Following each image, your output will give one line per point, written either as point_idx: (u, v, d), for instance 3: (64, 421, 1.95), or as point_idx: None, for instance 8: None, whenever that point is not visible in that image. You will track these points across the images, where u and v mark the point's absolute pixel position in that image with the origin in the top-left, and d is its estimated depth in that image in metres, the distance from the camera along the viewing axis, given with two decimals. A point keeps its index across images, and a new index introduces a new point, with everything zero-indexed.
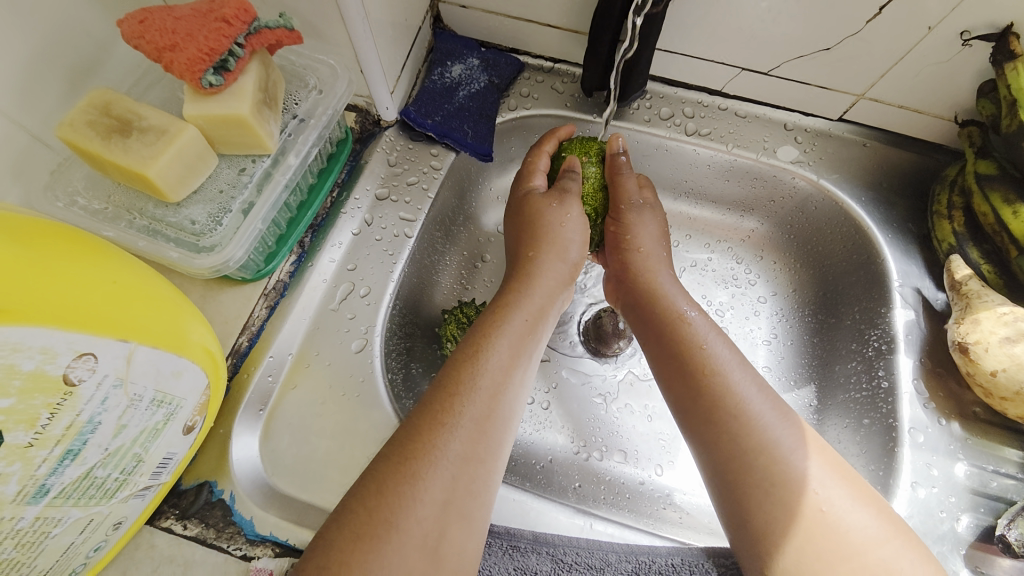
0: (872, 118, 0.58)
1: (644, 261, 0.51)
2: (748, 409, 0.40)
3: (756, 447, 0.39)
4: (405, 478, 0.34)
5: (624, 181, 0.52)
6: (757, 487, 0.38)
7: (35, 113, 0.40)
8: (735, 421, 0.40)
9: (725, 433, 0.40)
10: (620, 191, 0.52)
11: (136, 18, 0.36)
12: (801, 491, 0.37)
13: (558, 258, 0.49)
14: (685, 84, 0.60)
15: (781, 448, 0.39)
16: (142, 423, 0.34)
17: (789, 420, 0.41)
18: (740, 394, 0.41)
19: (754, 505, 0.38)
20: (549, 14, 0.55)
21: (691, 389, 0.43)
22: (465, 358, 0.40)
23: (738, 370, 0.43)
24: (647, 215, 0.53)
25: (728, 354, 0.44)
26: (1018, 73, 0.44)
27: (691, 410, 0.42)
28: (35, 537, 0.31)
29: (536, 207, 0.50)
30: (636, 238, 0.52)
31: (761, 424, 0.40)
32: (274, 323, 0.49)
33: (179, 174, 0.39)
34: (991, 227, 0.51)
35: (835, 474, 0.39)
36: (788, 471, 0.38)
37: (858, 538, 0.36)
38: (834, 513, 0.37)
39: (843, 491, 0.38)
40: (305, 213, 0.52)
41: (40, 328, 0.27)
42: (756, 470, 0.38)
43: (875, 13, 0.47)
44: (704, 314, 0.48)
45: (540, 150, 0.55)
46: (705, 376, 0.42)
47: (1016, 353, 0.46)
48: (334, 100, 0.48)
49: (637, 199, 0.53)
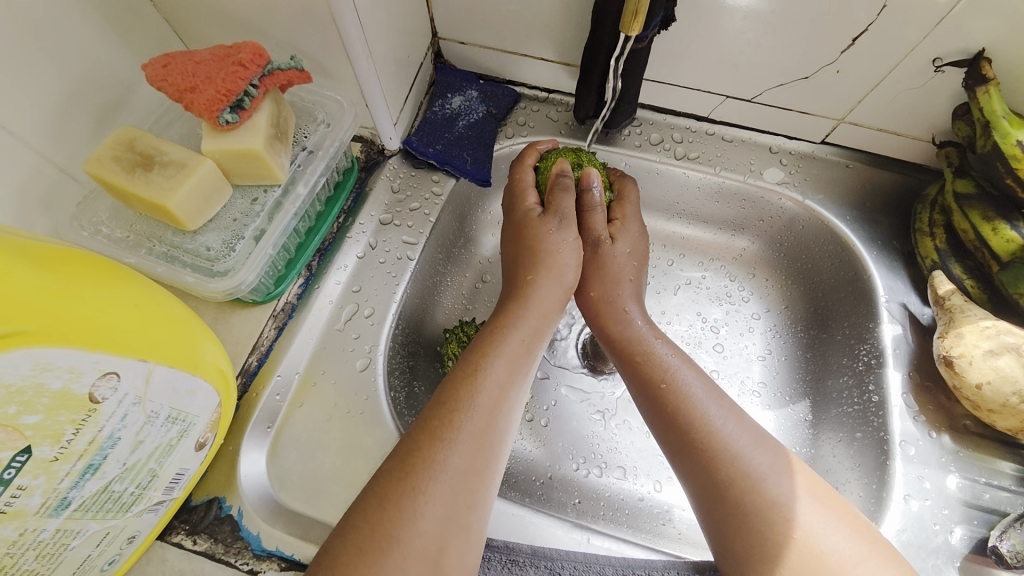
0: (854, 142, 0.60)
1: (595, 304, 0.52)
2: (719, 437, 0.42)
3: (730, 475, 0.40)
4: (405, 491, 0.35)
5: (592, 218, 0.53)
6: (735, 514, 0.39)
7: (64, 149, 0.43)
8: (710, 449, 0.41)
9: (702, 460, 0.41)
10: (586, 229, 0.53)
11: (159, 63, 0.40)
12: (777, 518, 0.38)
13: (556, 281, 0.50)
14: (673, 111, 0.63)
15: (753, 476, 0.40)
16: (158, 439, 0.36)
17: (762, 446, 0.42)
18: (713, 423, 0.43)
19: (734, 530, 0.39)
20: (543, 48, 0.59)
21: (666, 415, 0.44)
22: (463, 376, 0.41)
23: (707, 404, 0.44)
24: (618, 248, 0.53)
25: (694, 384, 0.45)
26: (990, 97, 0.47)
27: (669, 434, 0.44)
28: (55, 549, 0.33)
29: (534, 230, 0.51)
30: (588, 282, 0.53)
31: (733, 454, 0.41)
32: (282, 343, 0.51)
33: (196, 205, 0.42)
34: (972, 243, 0.52)
35: (810, 498, 0.40)
36: (763, 499, 0.39)
37: (834, 561, 0.37)
38: (809, 538, 0.38)
39: (818, 514, 0.39)
40: (313, 238, 0.55)
41: (69, 350, 0.29)
42: (734, 498, 0.39)
43: (848, 44, 0.49)
44: (671, 345, 0.49)
45: (524, 164, 0.55)
46: (680, 408, 0.44)
47: (1000, 365, 0.47)
48: (341, 132, 0.51)
49: (602, 235, 0.53)
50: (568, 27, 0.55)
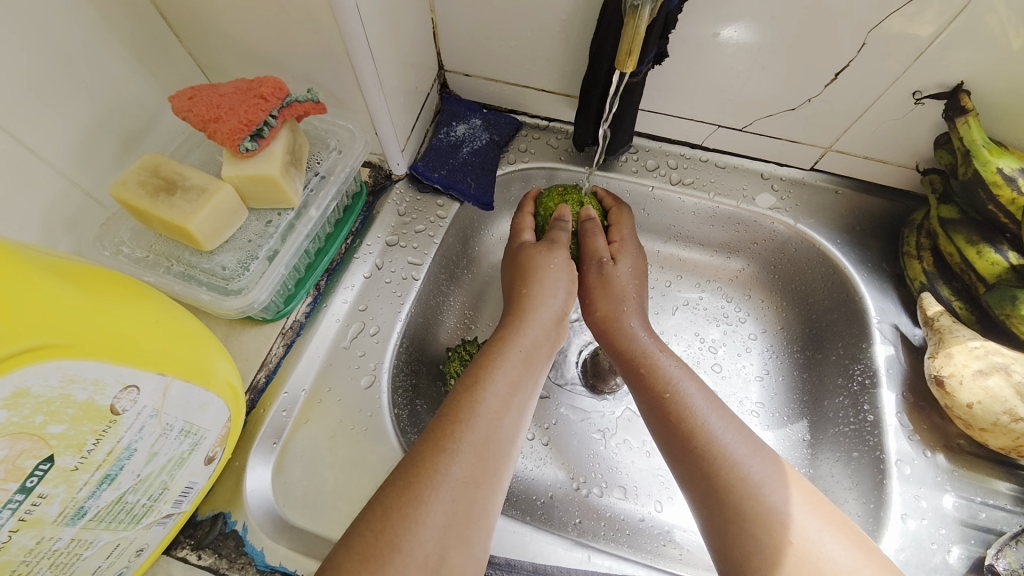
0: (842, 169, 0.63)
1: (605, 316, 0.54)
2: (720, 445, 0.43)
3: (729, 480, 0.41)
4: (409, 501, 0.36)
5: (592, 240, 0.55)
6: (734, 520, 0.40)
7: (89, 173, 0.45)
8: (709, 456, 0.43)
9: (702, 468, 0.42)
10: (589, 250, 0.55)
11: (186, 95, 0.42)
12: (773, 524, 0.39)
13: (551, 298, 0.51)
14: (668, 139, 0.66)
15: (751, 482, 0.41)
16: (171, 451, 0.38)
17: (762, 454, 0.43)
18: (710, 431, 0.44)
19: (734, 537, 0.39)
20: (543, 80, 0.62)
21: (668, 426, 0.46)
22: (464, 390, 0.43)
23: (709, 414, 0.45)
24: (621, 267, 0.55)
25: (696, 396, 0.46)
26: (969, 127, 0.49)
27: (671, 444, 0.45)
28: (68, 559, 0.34)
29: (527, 254, 0.54)
30: (594, 301, 0.55)
31: (730, 461, 0.42)
32: (289, 360, 0.53)
33: (215, 226, 0.44)
34: (958, 266, 0.54)
35: (810, 506, 0.41)
36: (760, 503, 0.40)
37: (831, 567, 0.37)
38: (807, 544, 0.38)
39: (815, 522, 0.39)
40: (322, 258, 0.57)
41: (95, 361, 0.31)
42: (730, 503, 0.40)
43: (832, 78, 0.52)
44: (673, 356, 0.50)
45: (523, 212, 0.59)
46: (683, 415, 0.45)
47: (989, 385, 0.49)
48: (351, 158, 0.53)
49: (604, 256, 0.55)
50: (567, 61, 0.58)
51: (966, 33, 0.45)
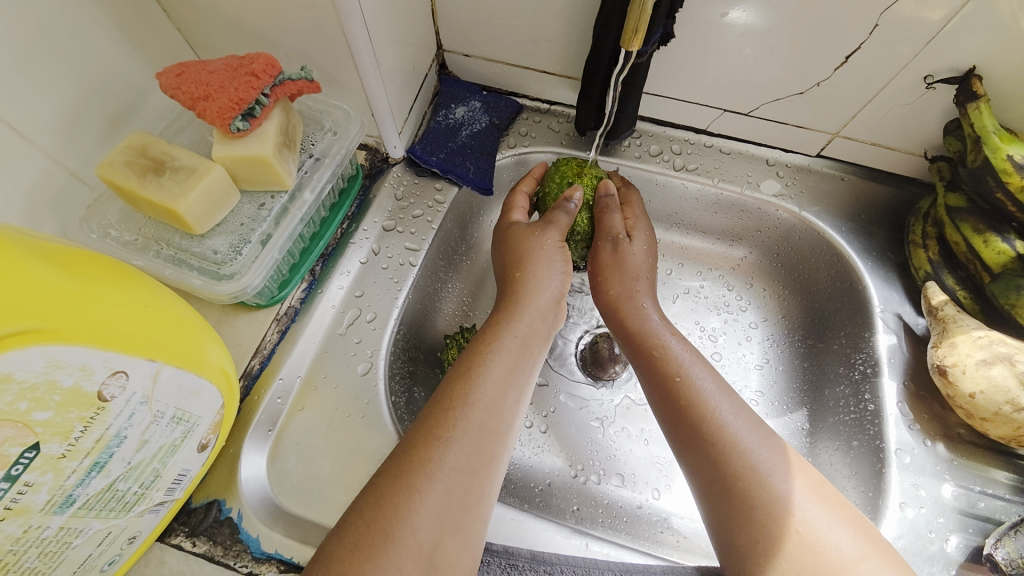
0: (848, 155, 0.62)
1: (619, 290, 0.53)
2: (731, 434, 0.42)
3: (738, 469, 0.41)
4: (401, 490, 0.35)
5: (608, 217, 0.54)
6: (742, 509, 0.39)
7: (74, 153, 0.44)
8: (718, 445, 0.42)
9: (711, 456, 0.42)
10: (605, 226, 0.54)
11: (174, 72, 0.41)
12: (781, 514, 0.39)
13: (540, 289, 0.50)
14: (672, 123, 0.65)
15: (760, 470, 0.40)
16: (162, 438, 0.37)
17: (771, 443, 0.42)
18: (720, 420, 0.43)
19: (739, 527, 0.39)
20: (545, 62, 0.60)
21: (675, 414, 0.45)
22: (459, 378, 0.42)
23: (719, 401, 0.44)
24: (635, 245, 0.54)
25: (707, 384, 0.45)
26: (980, 113, 0.48)
27: (680, 432, 0.44)
28: (57, 547, 0.34)
29: (518, 236, 0.53)
30: (607, 282, 0.54)
31: (740, 448, 0.41)
32: (284, 346, 0.52)
33: (205, 209, 0.43)
34: (964, 255, 0.53)
35: (817, 496, 0.40)
36: (768, 493, 0.39)
37: (838, 558, 0.37)
38: (815, 534, 0.38)
39: (822, 512, 0.39)
40: (317, 243, 0.56)
41: (81, 347, 0.30)
42: (740, 492, 0.40)
43: (842, 61, 0.51)
44: (684, 342, 0.50)
45: (517, 190, 0.58)
46: (692, 402, 0.44)
47: (993, 375, 0.48)
48: (347, 140, 0.52)
49: (620, 232, 0.54)
50: (569, 42, 0.57)
51: (982, 16, 0.43)
